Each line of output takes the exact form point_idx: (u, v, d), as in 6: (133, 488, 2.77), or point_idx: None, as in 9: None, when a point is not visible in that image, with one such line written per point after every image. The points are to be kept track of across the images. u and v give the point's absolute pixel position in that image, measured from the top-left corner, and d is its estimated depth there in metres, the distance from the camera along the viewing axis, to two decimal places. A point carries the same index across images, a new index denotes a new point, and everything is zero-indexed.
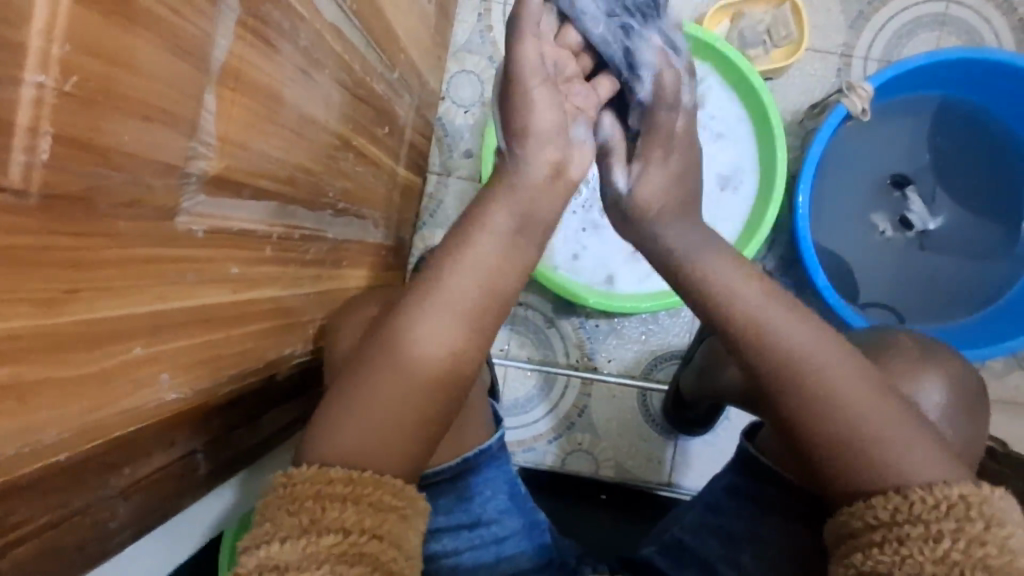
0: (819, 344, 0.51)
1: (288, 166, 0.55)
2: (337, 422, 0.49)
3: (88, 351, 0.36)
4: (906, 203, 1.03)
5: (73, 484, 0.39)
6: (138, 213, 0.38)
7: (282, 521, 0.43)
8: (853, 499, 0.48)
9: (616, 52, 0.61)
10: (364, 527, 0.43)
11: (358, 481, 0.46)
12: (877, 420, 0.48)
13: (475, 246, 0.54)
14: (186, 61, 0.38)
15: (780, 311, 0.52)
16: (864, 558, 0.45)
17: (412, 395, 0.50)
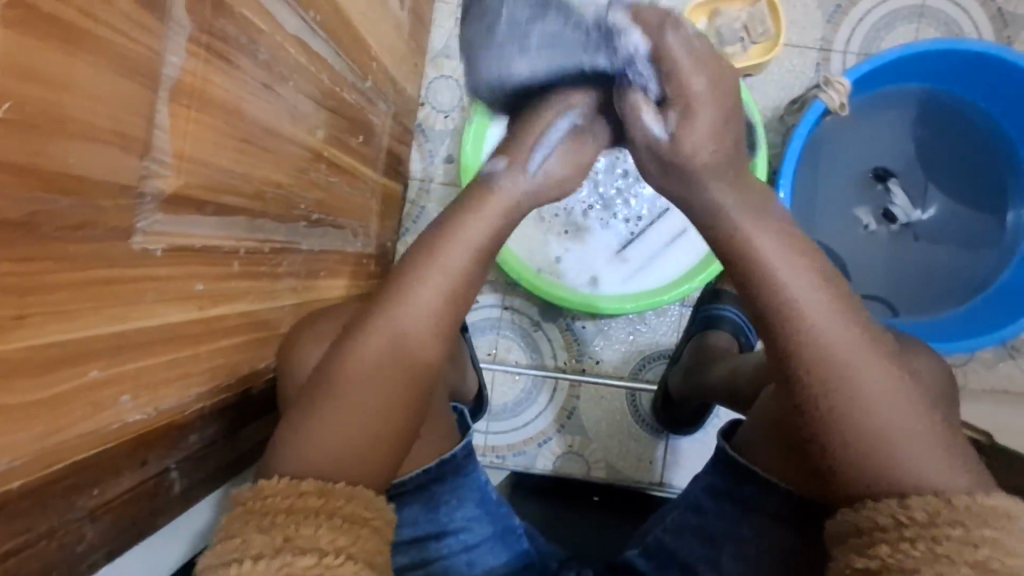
0: (853, 340, 0.48)
1: (253, 180, 0.55)
2: (309, 432, 0.49)
3: (39, 376, 0.36)
4: (889, 196, 1.03)
5: (34, 509, 0.39)
6: (88, 236, 0.37)
7: (252, 538, 0.41)
8: (885, 496, 0.45)
9: (582, 51, 0.53)
10: (338, 548, 0.41)
11: (330, 494, 0.45)
12: (898, 418, 0.47)
13: (453, 245, 0.55)
14: (133, 81, 0.38)
15: (815, 291, 0.50)
16: (892, 550, 0.42)
17: (386, 398, 0.51)
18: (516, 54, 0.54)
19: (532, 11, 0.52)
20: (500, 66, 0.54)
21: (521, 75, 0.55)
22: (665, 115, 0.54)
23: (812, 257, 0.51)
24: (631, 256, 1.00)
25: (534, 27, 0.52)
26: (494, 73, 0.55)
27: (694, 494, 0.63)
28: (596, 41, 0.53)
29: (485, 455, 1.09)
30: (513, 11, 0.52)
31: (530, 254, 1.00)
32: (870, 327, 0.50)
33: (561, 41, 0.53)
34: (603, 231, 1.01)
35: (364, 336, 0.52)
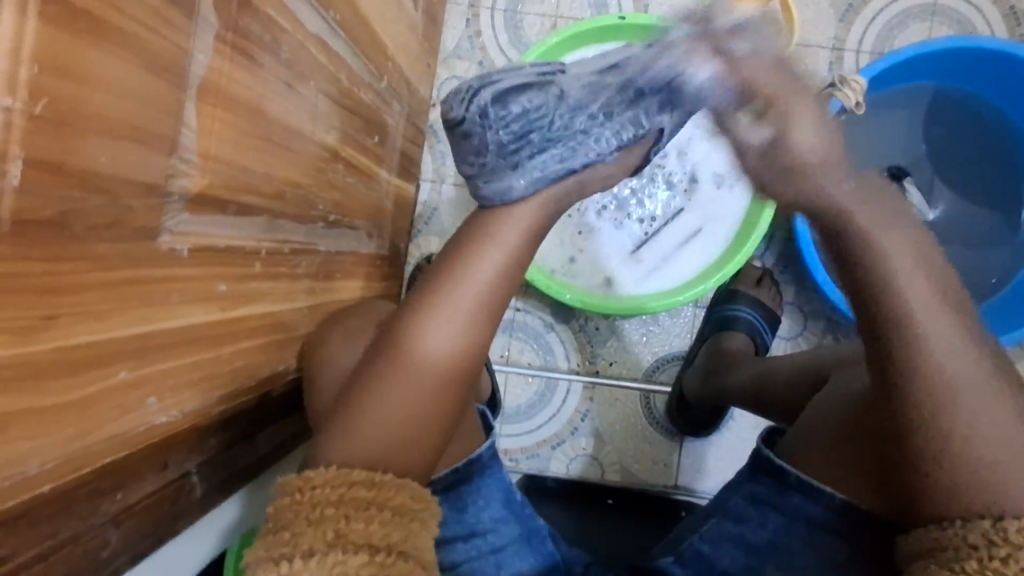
0: (968, 357, 0.48)
1: (274, 180, 0.55)
2: (351, 430, 0.50)
3: (67, 377, 0.35)
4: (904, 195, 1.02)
5: (62, 512, 0.38)
6: (116, 236, 0.37)
7: (302, 531, 0.43)
8: (977, 516, 0.46)
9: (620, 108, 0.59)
10: (390, 544, 0.43)
11: (380, 485, 0.47)
12: (1002, 434, 0.47)
13: (479, 266, 0.55)
14: (162, 78, 0.38)
15: (926, 291, 0.50)
16: (982, 566, 0.44)
17: (425, 395, 0.52)
18: (512, 172, 0.57)
19: (514, 134, 0.57)
20: (500, 185, 0.57)
21: (524, 192, 0.58)
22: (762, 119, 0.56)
23: (941, 276, 0.52)
24: (645, 257, 1.00)
25: (521, 150, 0.58)
26: (496, 193, 0.58)
27: (726, 499, 0.63)
28: (575, 147, 0.59)
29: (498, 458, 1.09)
30: (498, 136, 0.57)
31: (543, 255, 1.00)
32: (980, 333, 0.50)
33: (547, 162, 0.58)
34: (618, 231, 1.01)
35: (394, 337, 0.54)
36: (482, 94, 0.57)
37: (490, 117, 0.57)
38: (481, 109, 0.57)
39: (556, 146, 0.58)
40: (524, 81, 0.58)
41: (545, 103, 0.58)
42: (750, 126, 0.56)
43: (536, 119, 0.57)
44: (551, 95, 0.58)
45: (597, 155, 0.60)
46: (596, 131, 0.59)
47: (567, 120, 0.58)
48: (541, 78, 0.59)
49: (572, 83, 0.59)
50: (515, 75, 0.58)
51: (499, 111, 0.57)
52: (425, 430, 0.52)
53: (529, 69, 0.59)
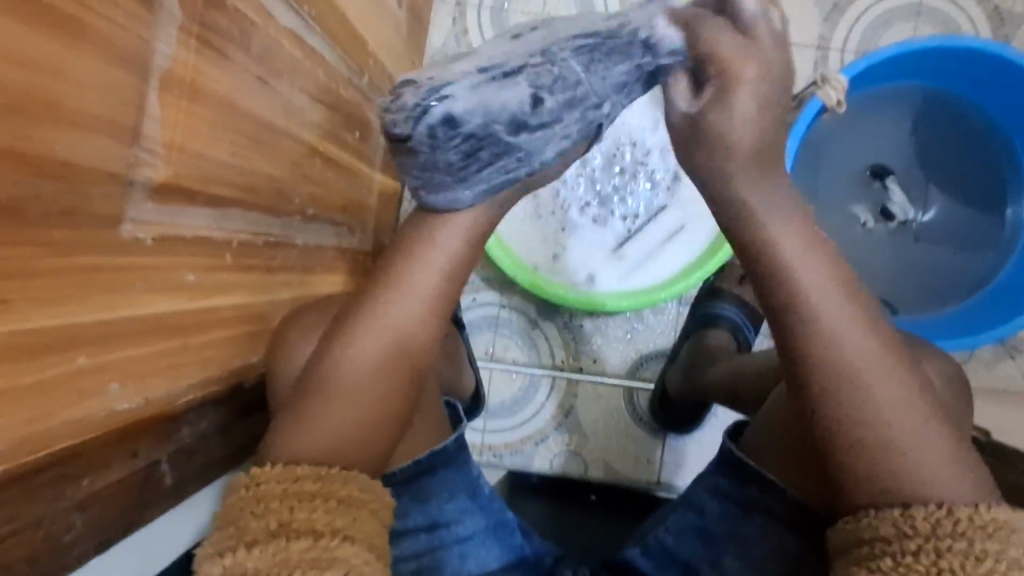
0: (870, 352, 0.49)
1: (246, 172, 0.55)
2: (299, 429, 0.51)
3: (25, 361, 0.36)
4: (887, 194, 1.03)
5: (24, 496, 0.39)
6: (72, 224, 0.38)
7: (249, 523, 0.43)
8: (888, 506, 0.46)
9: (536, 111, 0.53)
10: (334, 530, 0.43)
11: (326, 479, 0.47)
12: (899, 414, 0.48)
13: (419, 264, 0.55)
14: (120, 68, 0.39)
15: (826, 275, 0.51)
16: (895, 563, 0.43)
17: (373, 391, 0.53)
18: (459, 185, 0.54)
19: (463, 153, 0.52)
20: (446, 198, 0.55)
21: (472, 203, 0.56)
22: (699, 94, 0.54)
23: (841, 274, 0.52)
24: (627, 253, 1.00)
25: (469, 167, 0.53)
26: (444, 204, 0.55)
27: (688, 490, 0.62)
28: (520, 157, 0.54)
29: (482, 454, 1.09)
30: (448, 158, 0.52)
31: (525, 252, 1.00)
32: (879, 325, 0.51)
33: (494, 176, 0.54)
34: (602, 227, 1.01)
35: (352, 326, 0.54)
36: (431, 109, 0.49)
37: (438, 139, 0.51)
38: (429, 131, 0.50)
39: (503, 159, 0.54)
40: (475, 89, 0.50)
41: (505, 117, 0.51)
42: (683, 96, 0.54)
43: (488, 136, 0.52)
44: (524, 98, 0.51)
45: (535, 162, 0.56)
46: (548, 134, 0.54)
47: (517, 131, 0.53)
48: (500, 78, 0.51)
49: (545, 82, 0.52)
50: (464, 85, 0.50)
51: (450, 132, 0.50)
52: (385, 417, 0.53)
53: (474, 67, 0.51)
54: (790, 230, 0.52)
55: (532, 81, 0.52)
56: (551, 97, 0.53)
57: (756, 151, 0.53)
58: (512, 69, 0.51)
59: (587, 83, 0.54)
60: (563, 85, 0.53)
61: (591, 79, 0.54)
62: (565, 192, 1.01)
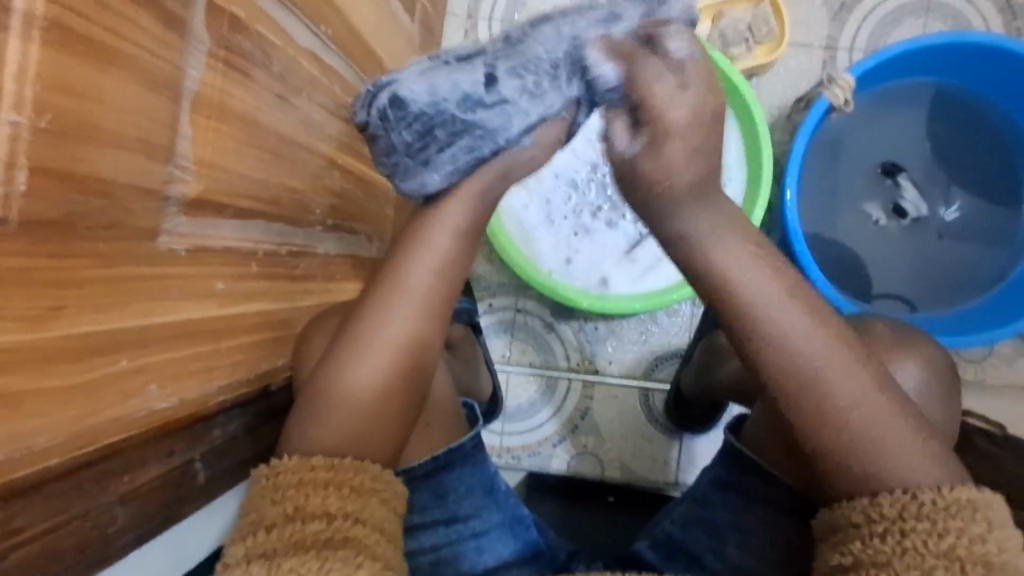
0: (833, 349, 0.49)
1: (269, 186, 0.58)
2: (309, 430, 0.53)
3: (73, 364, 0.39)
4: (899, 191, 1.03)
5: (72, 489, 0.42)
6: (115, 236, 0.41)
7: (267, 510, 0.46)
8: (858, 496, 0.47)
9: (519, 95, 0.58)
10: (346, 513, 0.46)
11: (338, 468, 0.49)
12: (863, 414, 0.48)
13: (416, 271, 0.57)
14: (155, 93, 0.42)
15: (771, 282, 0.52)
16: (864, 545, 0.45)
17: (379, 394, 0.54)
18: (424, 168, 0.59)
19: (415, 134, 0.58)
20: (414, 183, 0.59)
21: (440, 185, 0.59)
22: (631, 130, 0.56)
23: (785, 278, 0.53)
24: (640, 256, 1.02)
25: (427, 147, 0.58)
26: (415, 189, 0.60)
27: (698, 486, 0.64)
28: (481, 137, 0.58)
29: (501, 456, 1.11)
30: (402, 139, 0.58)
31: (538, 258, 1.02)
32: (838, 332, 0.51)
33: (456, 155, 0.58)
34: (614, 230, 1.03)
35: (358, 332, 0.56)
36: (379, 97, 0.57)
37: (390, 120, 0.58)
38: (383, 115, 0.57)
39: (464, 137, 0.58)
40: (426, 75, 0.56)
41: (457, 96, 0.56)
42: (623, 131, 0.56)
43: (440, 117, 0.57)
44: (477, 79, 0.57)
45: (502, 136, 0.59)
46: (506, 111, 0.58)
47: (478, 113, 0.57)
48: (453, 65, 0.57)
49: (502, 60, 0.57)
50: (413, 72, 0.57)
51: (399, 113, 0.57)
52: (398, 415, 0.55)
53: (429, 60, 0.58)
54: (728, 249, 0.53)
55: (488, 63, 0.57)
56: (504, 74, 0.57)
57: (696, 183, 0.55)
58: (471, 56, 0.58)
59: (538, 59, 0.57)
60: (513, 63, 0.57)
61: (548, 55, 0.58)
62: (576, 197, 1.03)
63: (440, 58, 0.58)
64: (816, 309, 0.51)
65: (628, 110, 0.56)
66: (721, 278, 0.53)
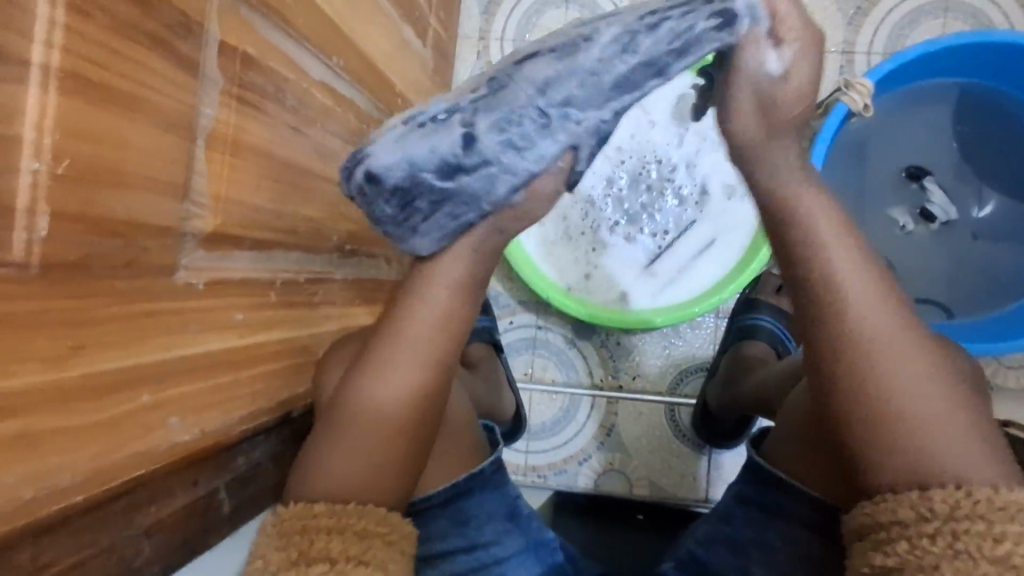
0: (888, 327, 0.47)
1: (285, 216, 0.59)
2: (324, 465, 0.52)
3: (95, 400, 0.40)
4: (925, 195, 1.00)
5: (98, 521, 0.43)
6: (132, 273, 0.42)
7: (272, 556, 0.46)
8: (905, 488, 0.43)
9: (500, 153, 0.53)
10: (350, 556, 0.46)
11: (340, 512, 0.49)
12: (908, 384, 0.46)
13: (427, 302, 0.55)
14: (171, 132, 0.43)
15: (846, 242, 0.50)
16: (911, 546, 0.41)
17: (393, 424, 0.53)
18: (412, 235, 0.57)
19: (398, 206, 0.56)
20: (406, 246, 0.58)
21: (431, 249, 0.57)
22: (778, 50, 0.50)
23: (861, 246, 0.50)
24: (660, 269, 1.01)
25: (412, 216, 0.56)
26: (407, 250, 0.58)
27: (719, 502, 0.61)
28: (464, 203, 0.55)
29: (527, 474, 1.10)
30: (387, 211, 0.57)
31: (557, 274, 1.02)
32: (891, 297, 0.49)
33: (442, 221, 0.56)
34: (631, 244, 1.02)
35: (376, 351, 0.55)
36: (358, 172, 0.56)
37: (370, 194, 0.57)
38: (363, 188, 0.56)
39: (447, 205, 0.55)
40: (399, 144, 0.55)
41: (433, 163, 0.54)
42: (774, 57, 0.51)
43: (418, 186, 0.55)
44: (455, 140, 0.53)
45: (490, 199, 0.55)
46: (489, 173, 0.54)
47: (459, 179, 0.54)
48: (431, 126, 0.54)
49: (480, 117, 0.53)
50: (387, 143, 0.55)
51: (378, 188, 0.56)
52: (407, 440, 0.54)
53: (404, 123, 0.56)
54: (816, 203, 0.51)
55: (466, 121, 0.53)
56: (485, 131, 0.53)
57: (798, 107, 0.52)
58: (445, 113, 0.54)
59: (522, 110, 0.53)
60: (494, 117, 0.53)
61: (534, 101, 0.53)
62: (592, 212, 1.02)
63: (419, 116, 0.56)
64: (873, 263, 0.50)
65: (767, 34, 0.50)
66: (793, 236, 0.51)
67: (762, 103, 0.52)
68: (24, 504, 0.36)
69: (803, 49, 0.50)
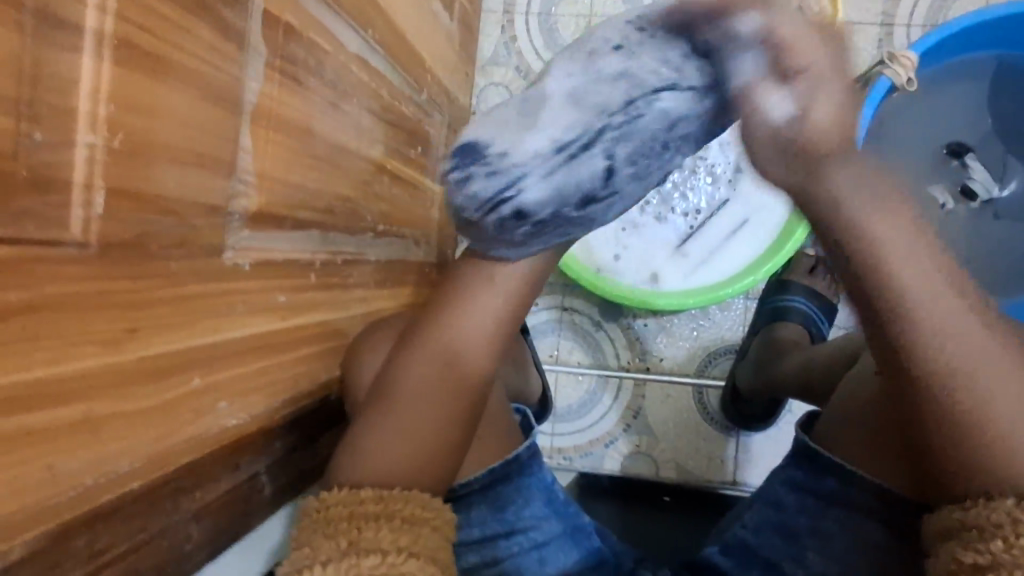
0: (981, 345, 0.44)
1: (323, 195, 0.58)
2: (369, 449, 0.51)
3: (151, 383, 0.39)
4: (967, 172, 0.94)
5: (153, 506, 0.42)
6: (185, 254, 0.40)
7: (320, 545, 0.45)
8: (1000, 495, 0.42)
9: (631, 184, 0.51)
10: (400, 546, 0.45)
11: (387, 499, 0.48)
12: (987, 375, 0.44)
13: (480, 298, 0.54)
14: (220, 106, 0.42)
15: (931, 264, 0.45)
16: (1008, 546, 0.40)
17: (443, 409, 0.53)
18: (518, 252, 0.54)
19: (528, 232, 0.52)
20: (499, 253, 0.54)
21: (520, 258, 0.54)
22: (785, 90, 0.44)
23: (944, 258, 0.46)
24: (691, 251, 0.99)
25: (533, 239, 0.53)
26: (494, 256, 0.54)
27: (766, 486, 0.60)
28: (579, 226, 0.53)
29: (553, 457, 1.09)
30: (514, 235, 0.52)
31: (585, 254, 1.00)
32: (966, 285, 0.46)
33: (552, 240, 0.54)
34: (662, 225, 1.00)
35: (419, 336, 0.55)
36: (505, 202, 0.51)
37: (507, 227, 0.52)
38: (501, 219, 0.52)
39: (567, 228, 0.53)
40: (548, 177, 0.50)
41: (576, 197, 0.51)
42: (779, 103, 0.44)
43: (552, 216, 0.51)
44: (597, 173, 0.50)
45: (600, 223, 0.54)
46: (615, 204, 0.52)
47: (591, 210, 0.52)
48: (572, 155, 0.50)
49: (622, 149, 0.49)
50: (535, 174, 0.50)
51: (519, 223, 0.52)
52: (449, 427, 0.53)
53: (551, 147, 0.50)
54: (892, 217, 0.46)
55: (609, 151, 0.49)
56: (623, 165, 0.50)
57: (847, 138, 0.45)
58: (589, 137, 0.49)
59: (657, 142, 0.50)
60: (634, 149, 0.49)
61: (663, 135, 0.50)
62: None
63: (552, 139, 0.50)
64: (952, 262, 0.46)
65: (766, 65, 0.44)
66: (866, 260, 0.46)
67: (784, 154, 0.46)
68: (82, 492, 0.35)
69: (828, 89, 0.44)
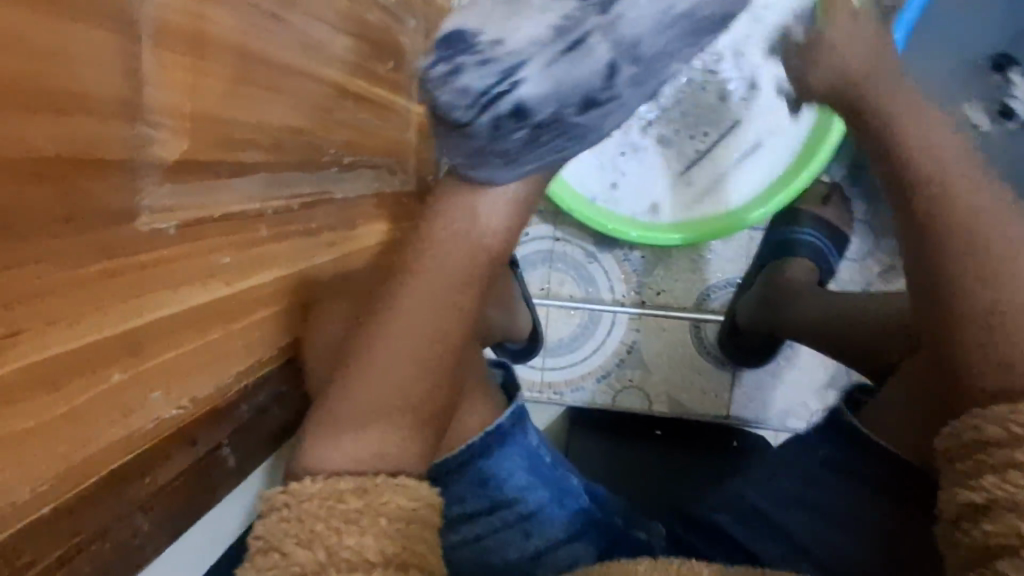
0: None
1: (271, 130, 0.48)
2: (334, 428, 0.48)
3: (52, 392, 0.33)
4: (1008, 88, 0.82)
5: (84, 510, 0.37)
6: (80, 232, 0.33)
7: (293, 552, 0.40)
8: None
9: (630, 90, 0.49)
10: (389, 557, 0.40)
11: (369, 493, 0.43)
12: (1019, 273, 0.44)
13: (444, 245, 0.53)
14: (96, 27, 0.32)
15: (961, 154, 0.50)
16: None
17: (414, 378, 0.50)
18: (508, 166, 0.52)
19: (524, 141, 0.49)
20: (486, 174, 0.52)
21: (511, 180, 0.53)
22: None
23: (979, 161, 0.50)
24: (696, 177, 0.90)
25: (524, 151, 0.50)
26: (482, 177, 0.53)
27: None
28: (573, 137, 0.51)
29: (542, 392, 1.05)
30: (507, 146, 0.50)
31: (578, 183, 0.91)
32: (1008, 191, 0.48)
33: (545, 153, 0.51)
34: (665, 149, 0.90)
35: (382, 299, 0.52)
36: (503, 96, 0.47)
37: (505, 129, 0.48)
38: (496, 120, 0.48)
39: (560, 137, 0.50)
40: (550, 71, 0.46)
41: (577, 98, 0.48)
42: None
43: (553, 120, 0.49)
44: (598, 71, 0.47)
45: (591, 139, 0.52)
46: (610, 110, 0.50)
47: (587, 117, 0.49)
48: (572, 54, 0.46)
49: (632, 49, 0.47)
50: (540, 69, 0.46)
51: (516, 125, 0.48)
52: (428, 395, 0.50)
53: (551, 40, 0.46)
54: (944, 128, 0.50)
55: (609, 51, 0.47)
56: (626, 67, 0.48)
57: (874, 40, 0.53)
58: (586, 31, 0.46)
59: (663, 55, 0.48)
60: (648, 44, 0.47)
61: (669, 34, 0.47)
62: None
63: (562, 32, 0.46)
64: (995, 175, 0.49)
65: None
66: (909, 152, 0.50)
67: None
68: None
69: None
